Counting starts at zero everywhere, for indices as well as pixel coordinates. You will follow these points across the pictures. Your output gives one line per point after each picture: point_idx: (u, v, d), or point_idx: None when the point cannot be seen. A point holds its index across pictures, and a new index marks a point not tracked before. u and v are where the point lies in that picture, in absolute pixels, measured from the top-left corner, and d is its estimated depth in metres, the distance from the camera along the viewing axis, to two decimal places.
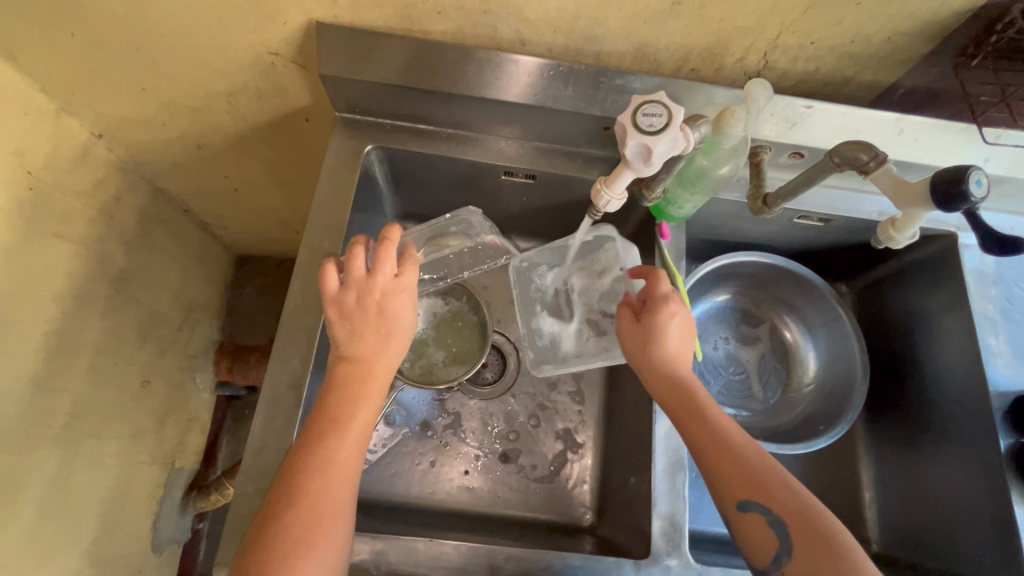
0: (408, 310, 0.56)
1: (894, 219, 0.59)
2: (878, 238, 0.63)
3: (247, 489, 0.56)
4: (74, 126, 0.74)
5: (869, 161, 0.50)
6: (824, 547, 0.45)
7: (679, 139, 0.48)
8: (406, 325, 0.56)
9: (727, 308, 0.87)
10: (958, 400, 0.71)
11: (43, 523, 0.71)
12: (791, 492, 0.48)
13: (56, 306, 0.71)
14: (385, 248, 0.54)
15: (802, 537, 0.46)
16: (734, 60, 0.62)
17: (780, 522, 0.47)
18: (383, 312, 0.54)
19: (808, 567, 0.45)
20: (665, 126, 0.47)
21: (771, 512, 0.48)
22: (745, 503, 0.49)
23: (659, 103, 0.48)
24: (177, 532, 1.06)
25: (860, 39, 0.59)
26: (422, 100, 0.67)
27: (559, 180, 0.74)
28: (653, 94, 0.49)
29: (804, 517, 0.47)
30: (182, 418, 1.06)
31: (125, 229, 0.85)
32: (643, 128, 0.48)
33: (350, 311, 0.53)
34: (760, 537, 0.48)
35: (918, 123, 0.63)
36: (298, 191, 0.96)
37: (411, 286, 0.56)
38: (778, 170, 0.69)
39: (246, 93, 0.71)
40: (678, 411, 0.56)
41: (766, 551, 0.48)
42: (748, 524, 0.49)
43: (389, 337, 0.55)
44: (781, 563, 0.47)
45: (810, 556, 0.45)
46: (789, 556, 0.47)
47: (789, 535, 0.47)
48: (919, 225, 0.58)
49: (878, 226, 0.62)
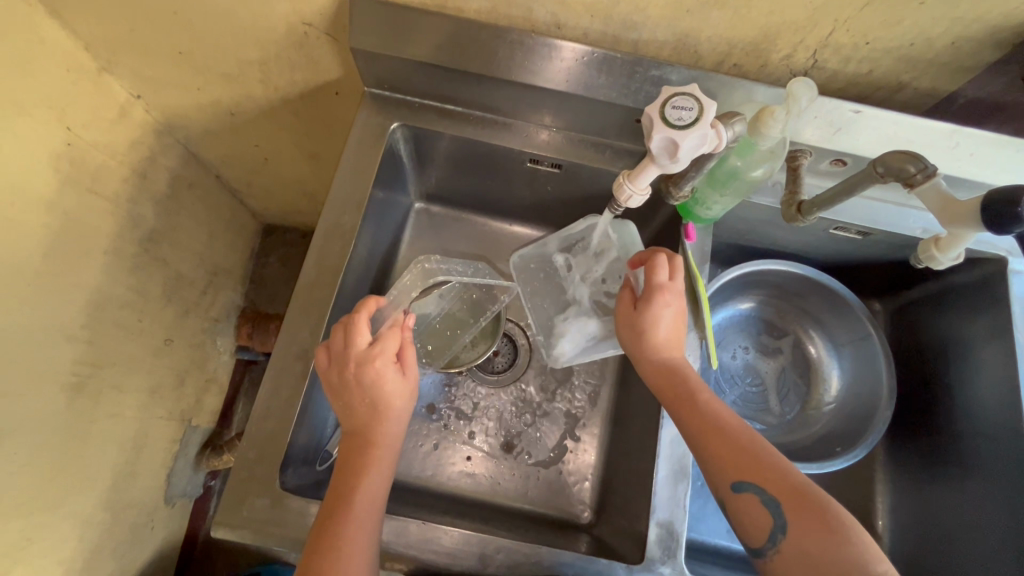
0: (390, 379, 0.58)
1: (938, 237, 0.56)
2: (918, 256, 0.59)
3: (249, 454, 0.57)
4: (113, 85, 0.76)
5: (915, 174, 0.46)
6: (816, 520, 0.45)
7: (708, 136, 0.46)
8: (393, 391, 0.58)
9: (750, 317, 0.84)
10: (988, 434, 0.67)
11: (64, 465, 0.74)
12: (782, 471, 0.49)
13: (88, 260, 0.73)
14: (353, 323, 0.57)
15: (795, 512, 0.46)
16: (780, 57, 0.59)
17: (773, 499, 0.47)
18: (366, 385, 0.57)
19: (803, 540, 0.45)
20: (694, 121, 0.45)
21: (765, 491, 0.48)
22: (738, 483, 0.49)
23: (690, 96, 0.46)
24: (190, 486, 1.10)
25: (921, 41, 0.55)
26: (451, 80, 0.66)
27: (584, 172, 0.72)
28: (684, 87, 0.47)
29: (797, 493, 0.47)
30: (201, 377, 1.09)
31: (157, 190, 0.87)
32: (671, 121, 0.45)
33: (337, 387, 0.57)
34: (755, 517, 0.48)
35: (975, 137, 0.59)
36: (325, 164, 0.97)
37: (388, 352, 0.58)
38: (817, 177, 0.66)
39: (278, 62, 0.71)
40: (671, 395, 0.56)
41: (761, 531, 0.47)
42: (743, 505, 0.48)
43: (378, 407, 0.57)
44: (776, 542, 0.46)
45: (804, 531, 0.45)
46: (783, 533, 0.46)
47: (783, 512, 0.46)
48: (965, 246, 0.54)
49: (920, 244, 0.58)
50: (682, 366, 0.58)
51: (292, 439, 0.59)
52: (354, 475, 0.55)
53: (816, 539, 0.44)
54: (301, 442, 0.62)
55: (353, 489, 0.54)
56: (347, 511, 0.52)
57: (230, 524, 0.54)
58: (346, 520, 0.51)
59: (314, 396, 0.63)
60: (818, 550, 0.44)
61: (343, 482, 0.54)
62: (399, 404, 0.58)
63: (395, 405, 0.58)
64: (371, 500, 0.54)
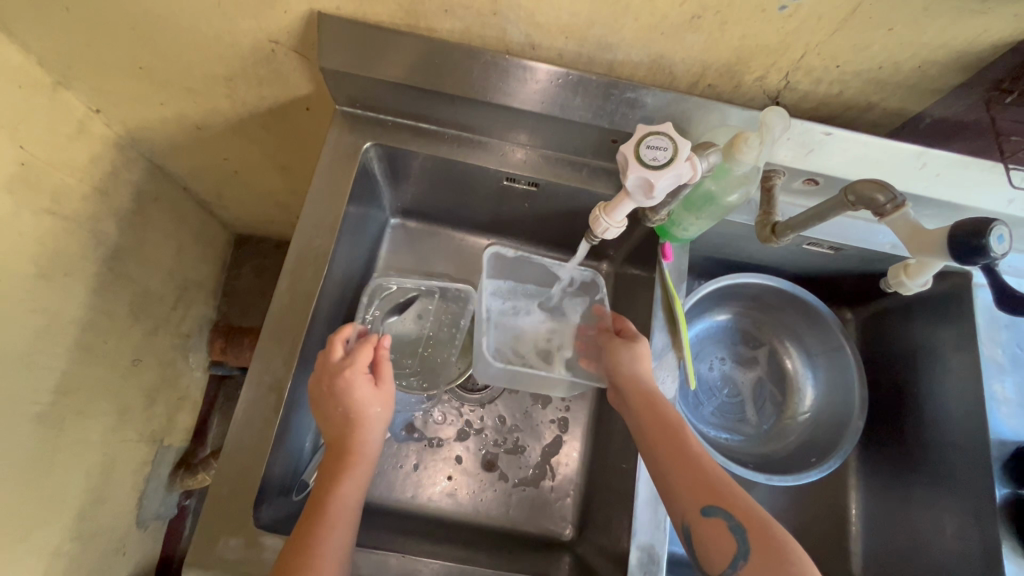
0: (362, 389, 0.58)
1: (907, 265, 0.58)
2: (890, 282, 0.62)
3: (221, 490, 0.55)
4: (70, 100, 0.72)
5: (885, 203, 0.47)
6: (777, 552, 0.46)
7: (683, 173, 0.47)
8: (363, 400, 0.58)
9: (727, 328, 0.85)
10: (953, 443, 0.69)
11: (24, 497, 0.70)
12: (748, 502, 0.49)
13: (47, 283, 0.70)
14: (332, 339, 0.61)
15: (759, 539, 0.47)
16: (754, 78, 0.59)
17: (740, 526, 0.48)
18: (340, 397, 0.58)
19: (763, 568, 0.45)
20: (669, 160, 0.46)
21: (732, 517, 0.48)
22: (707, 507, 0.50)
23: (665, 135, 0.47)
24: (162, 507, 1.06)
25: (889, 65, 0.56)
26: (424, 99, 0.65)
27: (562, 191, 0.71)
28: (659, 124, 0.48)
29: (761, 525, 0.47)
30: (173, 395, 1.06)
31: (120, 205, 0.83)
32: (647, 161, 0.46)
33: (315, 399, 0.59)
34: (720, 541, 0.48)
35: (942, 158, 0.60)
36: (299, 176, 0.95)
37: (359, 363, 0.59)
38: (790, 195, 0.67)
39: (245, 78, 0.69)
40: (643, 417, 0.59)
41: (723, 556, 0.48)
42: (709, 530, 0.49)
43: (354, 418, 0.57)
44: (737, 567, 0.47)
45: (767, 561, 0.45)
46: (744, 560, 0.47)
47: (748, 538, 0.47)
48: (931, 274, 0.57)
49: (890, 270, 0.61)
50: (651, 393, 0.60)
51: (267, 473, 0.57)
52: (334, 512, 0.53)
53: (776, 567, 0.45)
54: (276, 474, 0.60)
55: (333, 509, 0.53)
56: (323, 525, 0.51)
57: (202, 565, 0.53)
58: (321, 537, 0.51)
59: (289, 425, 0.62)
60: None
61: (314, 519, 0.52)
62: (371, 413, 0.58)
63: (367, 414, 0.58)
64: (348, 521, 0.53)
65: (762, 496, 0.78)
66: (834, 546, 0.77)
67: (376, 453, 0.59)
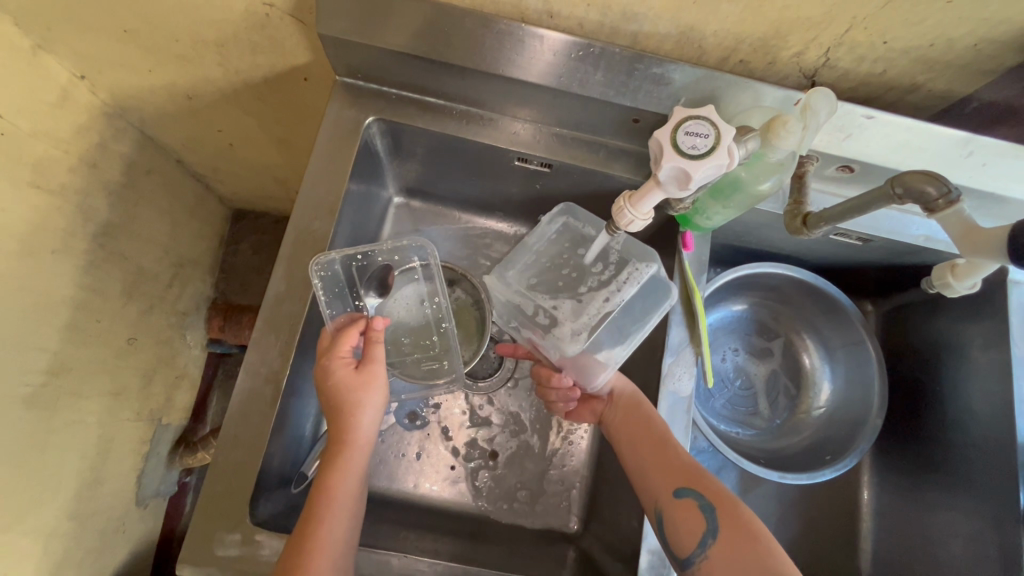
0: (342, 375, 0.55)
1: (955, 265, 0.59)
2: (933, 282, 0.62)
3: (215, 486, 0.53)
4: (53, 66, 0.67)
5: (936, 198, 0.44)
6: (743, 529, 0.48)
7: (723, 163, 0.46)
8: (343, 386, 0.55)
9: (743, 318, 0.81)
10: (976, 446, 0.67)
11: (19, 481, 0.67)
12: (716, 484, 0.52)
13: (33, 261, 0.66)
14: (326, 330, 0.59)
15: (726, 515, 0.49)
16: (790, 54, 0.54)
17: (709, 504, 0.50)
18: (322, 384, 0.56)
19: (729, 543, 0.47)
20: (709, 148, 0.46)
21: (702, 496, 0.51)
22: (679, 489, 0.52)
23: (706, 121, 0.47)
24: (162, 486, 1.04)
25: (942, 42, 0.51)
26: (431, 71, 0.60)
27: (577, 173, 0.67)
28: (701, 109, 0.48)
29: (729, 504, 0.50)
30: (171, 374, 1.03)
31: (110, 179, 0.78)
32: (683, 149, 0.46)
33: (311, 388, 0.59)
34: (689, 520, 0.50)
35: (990, 145, 0.55)
36: (297, 151, 0.90)
37: (338, 349, 0.56)
38: (823, 182, 0.63)
39: (238, 44, 0.64)
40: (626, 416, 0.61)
41: (692, 535, 0.50)
42: (681, 511, 0.51)
43: (341, 407, 0.54)
44: (705, 546, 0.49)
45: (734, 538, 0.48)
46: (713, 538, 0.49)
47: (715, 516, 0.49)
48: (981, 275, 0.57)
49: (936, 269, 0.61)
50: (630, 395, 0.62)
51: (264, 466, 0.56)
52: (328, 504, 0.51)
53: (741, 543, 0.47)
54: (274, 466, 0.58)
55: (323, 501, 0.51)
56: (313, 517, 0.50)
57: (198, 562, 0.51)
58: (311, 529, 0.49)
59: (288, 415, 0.60)
60: (743, 555, 0.46)
61: (309, 510, 0.51)
62: (353, 398, 0.54)
63: (350, 399, 0.54)
64: (343, 513, 0.52)
65: (773, 493, 0.75)
66: (845, 542, 0.75)
67: (369, 439, 0.56)
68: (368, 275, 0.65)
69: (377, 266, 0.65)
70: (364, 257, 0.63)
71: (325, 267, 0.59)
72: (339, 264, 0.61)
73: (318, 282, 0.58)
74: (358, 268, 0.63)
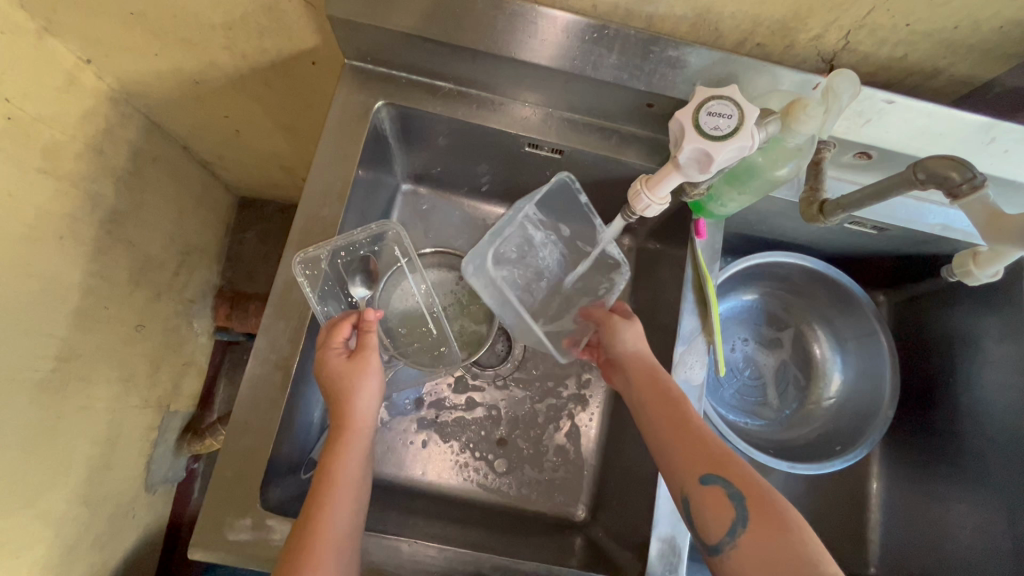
0: (335, 364, 0.55)
1: (977, 253, 0.58)
2: (953, 270, 0.61)
3: (226, 472, 0.53)
4: (58, 50, 0.66)
5: (961, 183, 0.43)
6: (776, 519, 0.44)
7: (746, 147, 0.45)
8: (337, 374, 0.55)
9: (753, 308, 0.80)
10: (989, 439, 0.67)
11: (29, 466, 0.68)
12: (747, 469, 0.48)
13: (40, 247, 0.66)
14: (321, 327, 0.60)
15: (758, 505, 0.45)
16: (809, 37, 0.53)
17: (739, 492, 0.46)
18: (318, 375, 0.56)
19: (762, 535, 0.44)
20: (733, 131, 0.45)
21: (731, 484, 0.47)
22: (706, 476, 0.48)
23: (730, 102, 0.46)
24: (171, 472, 1.05)
25: (966, 24, 0.49)
26: (442, 54, 0.59)
27: (589, 159, 0.66)
28: (723, 89, 0.46)
29: (761, 493, 0.46)
30: (179, 361, 1.03)
31: (116, 165, 0.78)
32: (706, 132, 0.45)
33: None
34: (718, 507, 0.46)
35: (1014, 131, 0.54)
36: (304, 137, 0.89)
37: (332, 341, 0.56)
38: (839, 170, 0.62)
39: (246, 27, 0.63)
40: (643, 393, 0.56)
41: (721, 524, 0.46)
42: (708, 498, 0.47)
43: (337, 394, 0.55)
44: (735, 535, 0.45)
45: (765, 529, 0.44)
46: (743, 527, 0.45)
47: (746, 505, 0.45)
48: (1003, 264, 0.56)
49: (958, 257, 0.60)
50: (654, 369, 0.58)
51: (274, 452, 0.56)
52: (329, 484, 0.51)
53: (776, 534, 0.43)
54: (284, 452, 0.58)
55: (324, 485, 0.51)
56: (317, 498, 0.50)
57: (209, 546, 0.52)
58: (315, 512, 0.49)
59: (297, 401, 0.60)
60: (777, 547, 0.43)
61: (312, 490, 0.51)
62: (348, 385, 0.54)
63: (345, 387, 0.55)
64: (346, 497, 0.51)
65: (781, 483, 0.75)
66: (853, 533, 0.75)
67: (368, 423, 0.56)
68: (353, 268, 0.64)
69: (361, 258, 0.64)
70: (349, 251, 0.62)
71: (310, 263, 0.59)
72: (324, 258, 0.60)
73: (303, 278, 0.57)
74: (345, 263, 0.63)
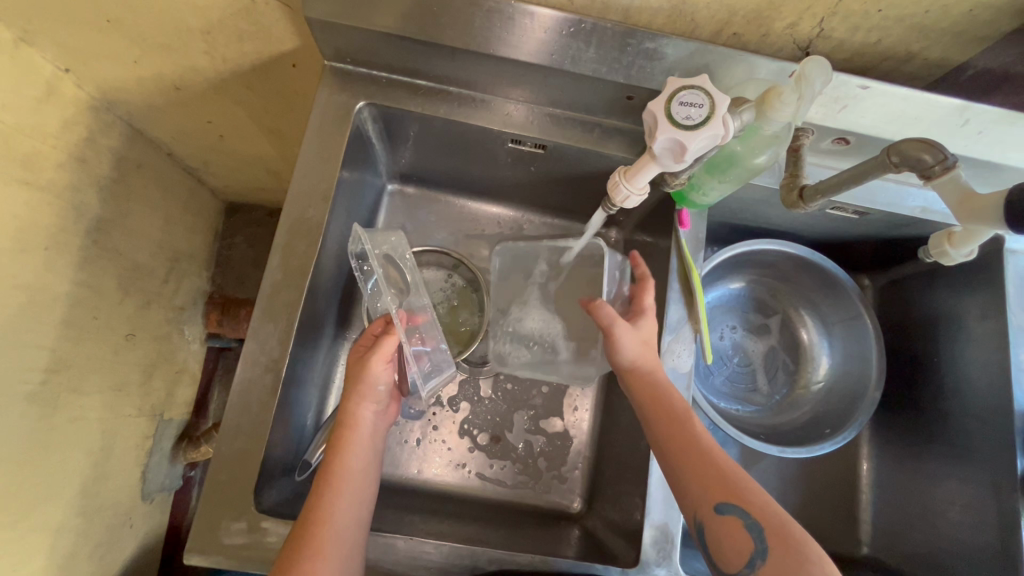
0: (355, 357, 0.59)
1: (951, 233, 0.59)
2: (929, 251, 0.62)
3: (220, 477, 0.54)
4: (35, 59, 0.65)
5: (934, 165, 0.45)
6: (795, 556, 0.43)
7: (719, 134, 0.46)
8: (353, 364, 0.58)
9: (741, 296, 0.81)
10: (975, 416, 0.67)
11: (23, 478, 0.67)
12: (764, 500, 0.47)
13: (26, 258, 0.65)
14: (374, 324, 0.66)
15: (778, 540, 0.44)
16: (784, 26, 0.54)
17: (758, 525, 0.46)
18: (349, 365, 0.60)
19: (781, 566, 0.43)
20: (705, 119, 0.45)
21: (749, 516, 0.46)
22: (722, 505, 0.48)
23: (700, 91, 0.46)
24: (167, 480, 1.05)
25: (937, 9, 0.50)
26: (421, 52, 0.59)
27: (572, 153, 0.67)
28: (695, 79, 0.47)
29: (781, 529, 0.45)
30: (171, 369, 1.03)
31: (100, 173, 0.77)
32: (679, 121, 0.46)
33: None
34: (736, 537, 0.46)
35: (986, 112, 0.55)
36: (289, 140, 0.89)
37: (366, 335, 0.61)
38: (818, 156, 0.63)
39: (224, 31, 0.63)
40: (654, 410, 0.56)
41: (739, 554, 0.46)
42: (726, 527, 0.47)
43: (357, 386, 0.57)
44: (754, 567, 0.45)
45: (784, 562, 0.43)
46: (762, 559, 0.44)
47: (765, 537, 0.45)
48: (977, 242, 0.58)
49: (932, 239, 0.61)
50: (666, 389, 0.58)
51: (266, 456, 0.56)
52: (336, 483, 0.52)
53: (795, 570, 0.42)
54: (277, 454, 0.59)
55: (331, 480, 0.52)
56: (320, 493, 0.51)
57: (204, 551, 0.52)
58: (317, 506, 0.50)
59: (289, 403, 0.60)
60: None
61: (315, 496, 0.51)
62: (358, 378, 0.57)
63: (356, 379, 0.57)
64: (350, 494, 0.52)
65: (771, 467, 0.76)
66: (844, 513, 0.76)
67: (367, 424, 0.57)
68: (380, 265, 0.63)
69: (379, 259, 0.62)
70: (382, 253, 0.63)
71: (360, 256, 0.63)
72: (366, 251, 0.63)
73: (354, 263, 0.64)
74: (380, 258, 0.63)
